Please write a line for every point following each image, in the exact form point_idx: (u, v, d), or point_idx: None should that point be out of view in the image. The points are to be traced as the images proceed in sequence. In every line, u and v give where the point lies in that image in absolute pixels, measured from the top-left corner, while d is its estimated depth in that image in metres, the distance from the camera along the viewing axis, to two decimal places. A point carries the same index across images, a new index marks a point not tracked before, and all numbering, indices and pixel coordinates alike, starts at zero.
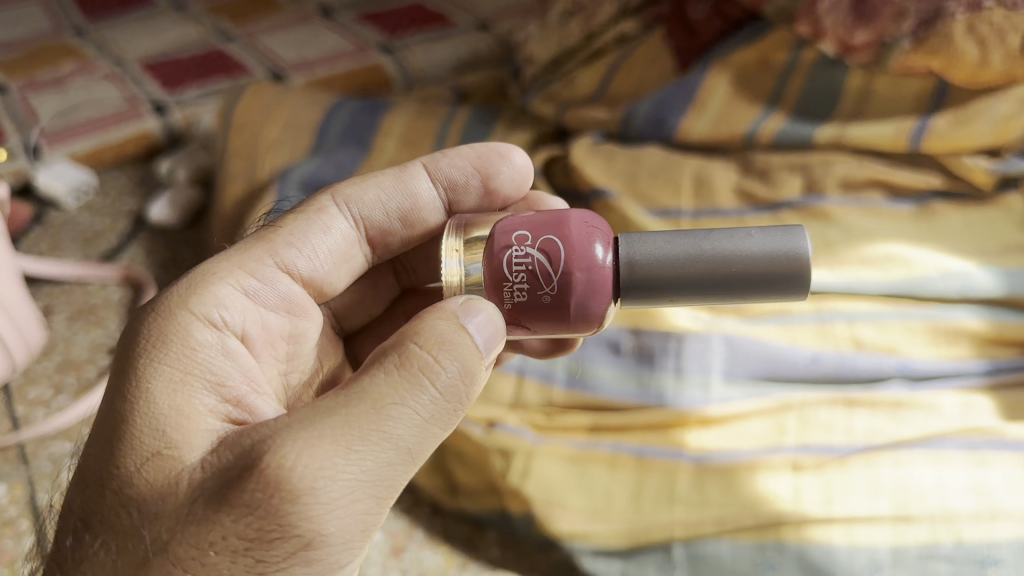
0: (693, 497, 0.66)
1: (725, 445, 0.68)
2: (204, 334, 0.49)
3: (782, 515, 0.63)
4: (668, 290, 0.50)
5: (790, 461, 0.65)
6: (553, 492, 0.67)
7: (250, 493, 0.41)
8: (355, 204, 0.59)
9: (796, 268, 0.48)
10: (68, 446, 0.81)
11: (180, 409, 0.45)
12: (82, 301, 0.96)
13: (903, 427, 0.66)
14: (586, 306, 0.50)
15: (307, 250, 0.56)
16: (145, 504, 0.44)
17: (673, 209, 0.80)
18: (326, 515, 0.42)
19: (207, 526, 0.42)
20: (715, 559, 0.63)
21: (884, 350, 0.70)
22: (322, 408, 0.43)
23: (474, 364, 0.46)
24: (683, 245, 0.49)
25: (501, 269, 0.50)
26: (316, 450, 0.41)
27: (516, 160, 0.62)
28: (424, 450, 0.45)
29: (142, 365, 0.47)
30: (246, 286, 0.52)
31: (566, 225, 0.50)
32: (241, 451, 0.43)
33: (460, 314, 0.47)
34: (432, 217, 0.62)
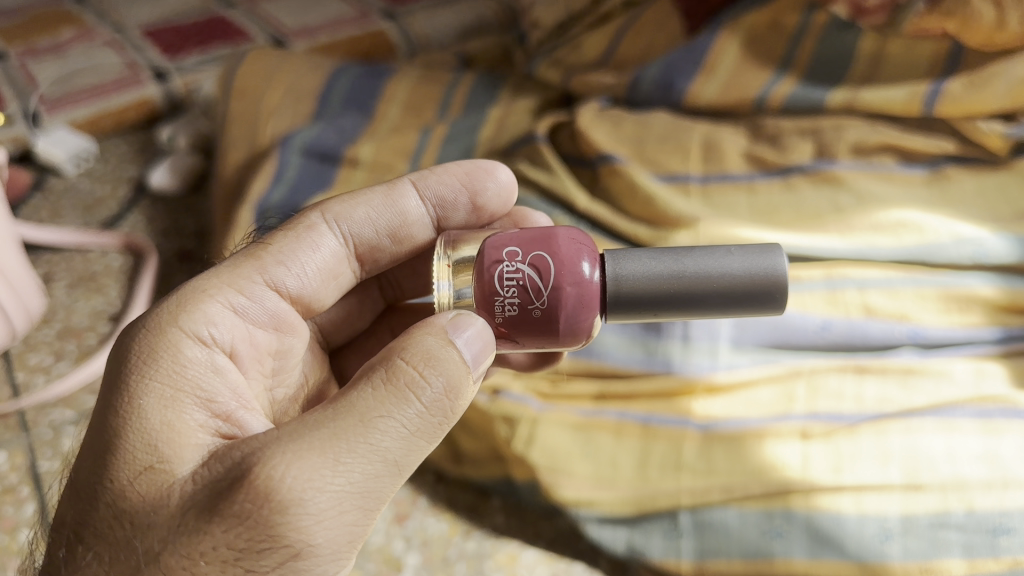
0: (700, 464, 0.65)
1: (732, 413, 0.67)
2: (194, 351, 0.48)
3: (790, 483, 0.62)
4: (652, 307, 0.50)
5: (799, 430, 0.65)
6: (557, 460, 0.67)
7: (239, 504, 0.40)
8: (346, 221, 0.58)
9: (774, 286, 0.48)
10: (70, 413, 0.81)
11: (172, 425, 0.44)
12: (83, 268, 0.95)
13: (914, 394, 0.66)
14: (576, 320, 0.49)
15: (296, 267, 0.55)
16: (137, 517, 0.42)
17: (681, 174, 0.79)
18: (313, 524, 0.41)
19: (198, 538, 0.41)
20: (721, 525, 0.62)
21: (895, 318, 0.68)
22: (308, 421, 0.42)
23: (461, 380, 0.45)
24: (665, 264, 0.50)
25: (490, 284, 0.50)
26: (304, 462, 0.41)
27: (502, 177, 0.62)
28: (412, 461, 0.44)
29: (131, 381, 0.46)
30: (235, 304, 0.51)
31: (554, 241, 0.49)
32: (232, 463, 0.42)
33: (449, 330, 0.46)
34: (421, 233, 0.61)
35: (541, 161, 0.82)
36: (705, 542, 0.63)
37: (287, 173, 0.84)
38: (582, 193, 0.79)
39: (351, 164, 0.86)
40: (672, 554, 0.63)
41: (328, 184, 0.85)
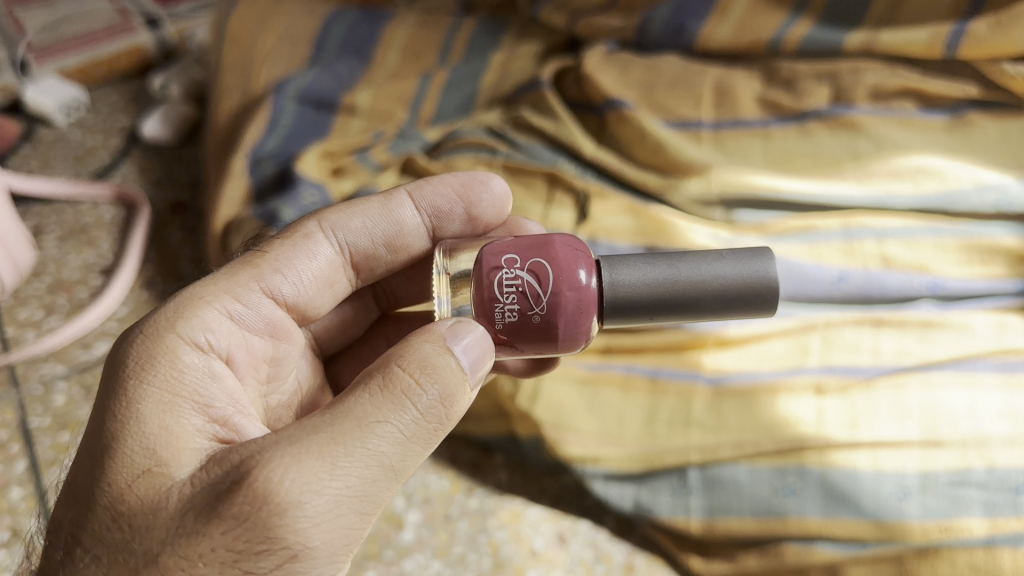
0: (710, 420, 0.63)
1: (744, 366, 0.65)
2: (191, 357, 0.46)
3: (804, 439, 0.60)
4: (645, 311, 0.48)
5: (813, 384, 0.62)
6: (564, 416, 0.64)
7: (238, 506, 0.38)
8: (342, 229, 0.56)
9: (765, 293, 0.47)
10: (61, 368, 0.79)
11: (170, 429, 0.43)
12: (75, 221, 0.93)
13: (933, 348, 0.63)
14: (575, 326, 0.48)
15: (292, 275, 0.53)
16: (136, 521, 0.40)
17: (692, 121, 0.76)
18: (311, 527, 0.39)
19: (196, 540, 0.39)
20: (732, 483, 0.60)
21: (915, 268, 0.66)
22: (306, 426, 0.40)
23: (458, 388, 0.43)
24: (658, 269, 0.48)
25: (488, 291, 0.47)
26: (302, 466, 0.39)
27: (496, 188, 0.59)
28: (409, 465, 0.42)
29: (126, 385, 0.44)
30: (231, 311, 0.50)
31: (552, 247, 0.47)
32: (230, 467, 0.40)
33: (447, 337, 0.44)
34: (416, 243, 0.59)
35: (546, 108, 0.79)
36: (715, 500, 0.61)
37: (282, 120, 0.82)
38: (588, 141, 0.76)
39: (348, 112, 0.83)
40: (680, 512, 0.61)
41: (324, 133, 0.82)
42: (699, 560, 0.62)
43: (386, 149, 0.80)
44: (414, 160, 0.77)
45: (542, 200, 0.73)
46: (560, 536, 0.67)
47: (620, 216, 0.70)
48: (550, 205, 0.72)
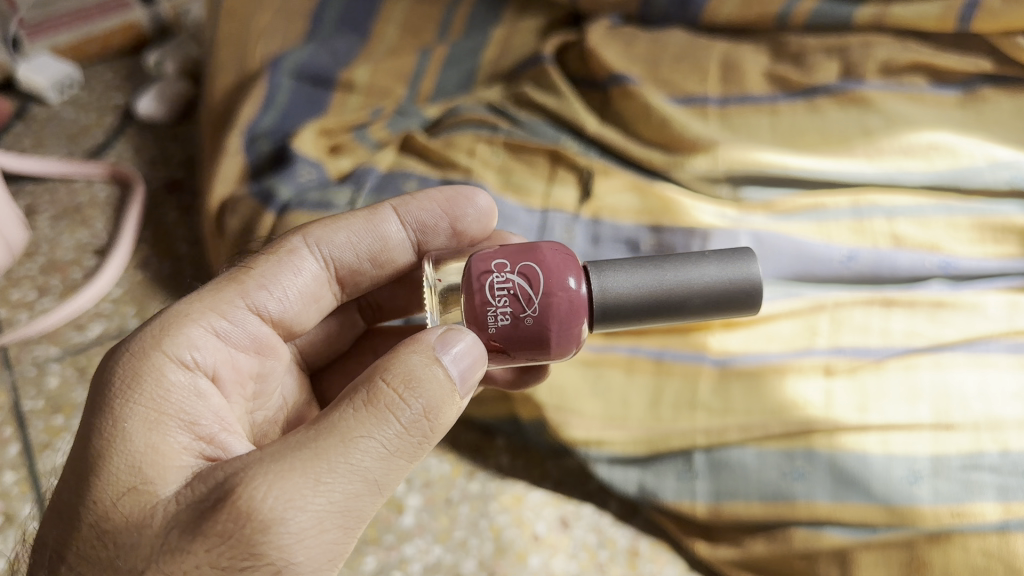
0: (716, 402, 0.62)
1: (750, 347, 0.63)
2: (176, 375, 0.45)
3: (812, 421, 0.59)
4: (636, 315, 0.50)
5: (822, 365, 0.61)
6: (566, 398, 0.63)
7: (222, 523, 0.38)
8: (327, 244, 0.55)
9: (749, 291, 0.50)
10: (55, 350, 0.77)
11: (156, 447, 0.42)
12: (68, 200, 0.91)
13: (944, 329, 0.62)
14: (567, 328, 0.48)
15: (279, 291, 0.52)
16: (120, 539, 0.39)
17: (699, 96, 0.74)
18: (295, 542, 0.38)
19: (180, 557, 0.38)
20: (739, 466, 0.59)
21: (926, 248, 0.64)
22: (290, 443, 0.40)
23: (444, 401, 0.43)
24: (646, 273, 0.50)
25: (478, 297, 0.48)
26: (285, 482, 0.38)
27: (482, 202, 0.59)
28: (393, 478, 0.41)
29: (112, 403, 0.43)
30: (216, 328, 0.49)
31: (540, 251, 0.48)
32: (214, 484, 0.40)
33: (437, 347, 0.44)
34: (401, 257, 0.59)
35: (549, 84, 0.77)
36: (721, 484, 0.59)
37: (279, 97, 0.79)
38: (591, 117, 0.74)
39: (345, 88, 0.81)
40: (686, 496, 0.60)
41: (322, 110, 0.80)
42: (704, 545, 0.61)
43: (386, 127, 0.79)
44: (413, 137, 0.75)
45: (544, 178, 0.71)
46: (562, 519, 0.66)
47: (625, 194, 0.69)
48: (552, 182, 0.71)
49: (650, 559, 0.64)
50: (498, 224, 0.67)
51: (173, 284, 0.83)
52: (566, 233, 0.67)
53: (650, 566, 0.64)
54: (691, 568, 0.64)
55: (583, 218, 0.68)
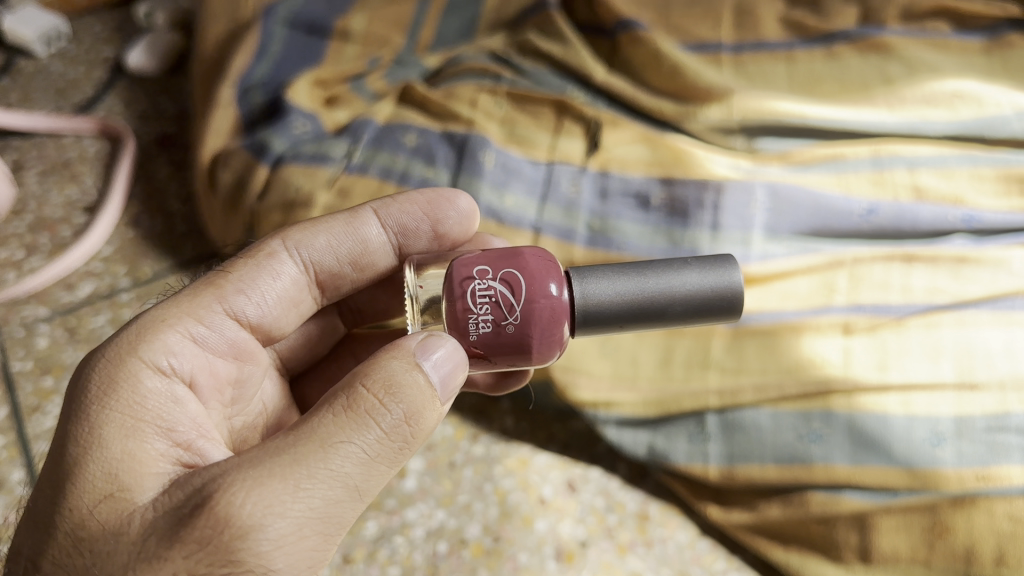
0: (730, 362, 0.59)
1: (764, 305, 0.60)
2: (153, 382, 0.42)
3: (830, 381, 0.56)
4: (612, 321, 0.46)
5: (841, 324, 0.58)
6: (574, 359, 0.60)
7: (199, 530, 0.35)
8: (306, 248, 0.52)
9: (730, 300, 0.46)
10: (44, 310, 0.75)
11: (133, 454, 0.39)
12: (56, 156, 0.88)
13: (968, 286, 0.59)
14: (549, 337, 0.45)
15: (256, 295, 0.50)
16: (97, 549, 0.37)
17: (712, 43, 0.71)
18: (274, 550, 0.36)
19: (156, 564, 0.36)
20: (753, 428, 0.57)
21: (949, 201, 0.62)
22: (267, 448, 0.37)
23: (424, 406, 0.40)
24: (622, 280, 0.46)
25: (458, 304, 0.44)
26: (264, 488, 0.36)
27: (463, 205, 0.55)
28: (374, 484, 0.39)
29: (86, 408, 0.40)
30: (194, 334, 0.46)
31: (523, 257, 0.45)
32: (192, 490, 0.37)
33: (418, 352, 0.41)
34: (383, 261, 0.56)
35: (554, 32, 0.74)
36: (734, 447, 0.58)
37: (273, 47, 0.76)
38: (599, 66, 0.72)
39: (342, 37, 0.78)
40: (697, 459, 0.59)
41: (317, 59, 0.77)
42: (716, 509, 0.60)
43: (383, 78, 0.76)
44: (413, 88, 0.72)
45: (550, 130, 0.68)
46: (569, 483, 0.64)
47: (634, 145, 0.66)
48: (558, 135, 0.68)
49: (660, 524, 0.62)
50: (503, 178, 0.65)
51: (166, 243, 0.80)
52: (573, 186, 0.65)
53: (661, 531, 0.62)
54: (703, 533, 0.62)
55: (591, 170, 0.65)
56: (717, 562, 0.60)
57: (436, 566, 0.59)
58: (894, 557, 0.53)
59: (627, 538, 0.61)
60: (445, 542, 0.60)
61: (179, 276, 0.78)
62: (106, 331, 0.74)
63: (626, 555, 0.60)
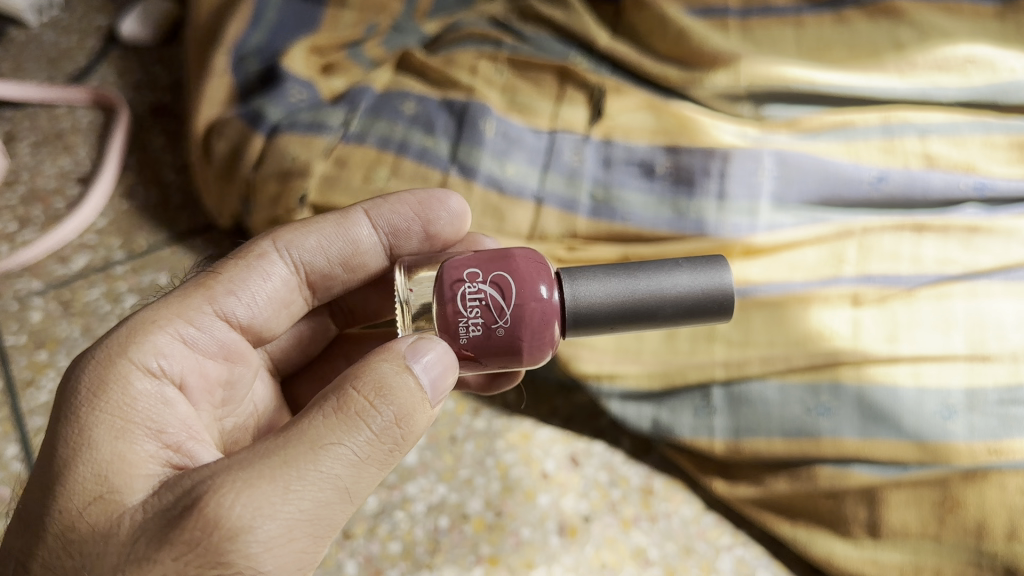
0: (736, 334, 0.58)
1: (772, 276, 0.59)
2: (143, 383, 0.41)
3: (838, 353, 0.55)
4: (602, 323, 0.45)
5: (849, 295, 0.57)
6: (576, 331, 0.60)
7: (188, 531, 0.34)
8: (297, 248, 0.51)
9: (722, 302, 0.44)
10: (38, 284, 0.73)
11: (123, 456, 0.38)
12: (49, 126, 0.86)
13: (979, 256, 0.58)
14: (540, 340, 0.43)
15: (247, 296, 0.49)
16: (87, 551, 0.36)
17: (718, 6, 0.69)
18: (263, 552, 0.35)
19: (145, 566, 0.35)
20: (760, 401, 0.56)
21: (961, 169, 0.60)
22: (257, 450, 0.36)
23: (416, 408, 0.39)
24: (610, 282, 0.45)
25: (446, 307, 0.43)
26: (253, 490, 0.35)
27: (454, 205, 0.54)
28: (365, 486, 0.38)
29: (76, 411, 0.39)
30: (185, 335, 0.45)
31: (514, 259, 0.43)
32: (182, 492, 0.36)
33: (407, 355, 0.40)
34: (374, 262, 0.54)
35: None
36: (741, 420, 0.56)
37: (268, 13, 0.74)
38: (603, 32, 0.70)
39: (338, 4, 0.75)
40: (703, 433, 0.57)
41: (314, 27, 0.74)
42: (722, 484, 0.59)
43: (381, 44, 0.75)
44: (411, 54, 0.71)
45: (552, 97, 0.67)
46: (572, 457, 0.63)
47: (638, 113, 0.65)
48: (560, 103, 0.67)
49: (664, 498, 0.61)
50: (504, 147, 0.64)
51: (161, 215, 0.79)
52: (575, 155, 0.64)
53: (665, 505, 0.61)
54: (708, 507, 0.61)
55: (594, 139, 0.64)
56: (722, 536, 0.60)
57: (437, 542, 0.58)
58: (904, 532, 0.52)
59: (630, 513, 0.60)
60: (446, 517, 0.59)
61: (175, 249, 0.76)
62: (102, 304, 0.72)
63: (630, 530, 0.60)
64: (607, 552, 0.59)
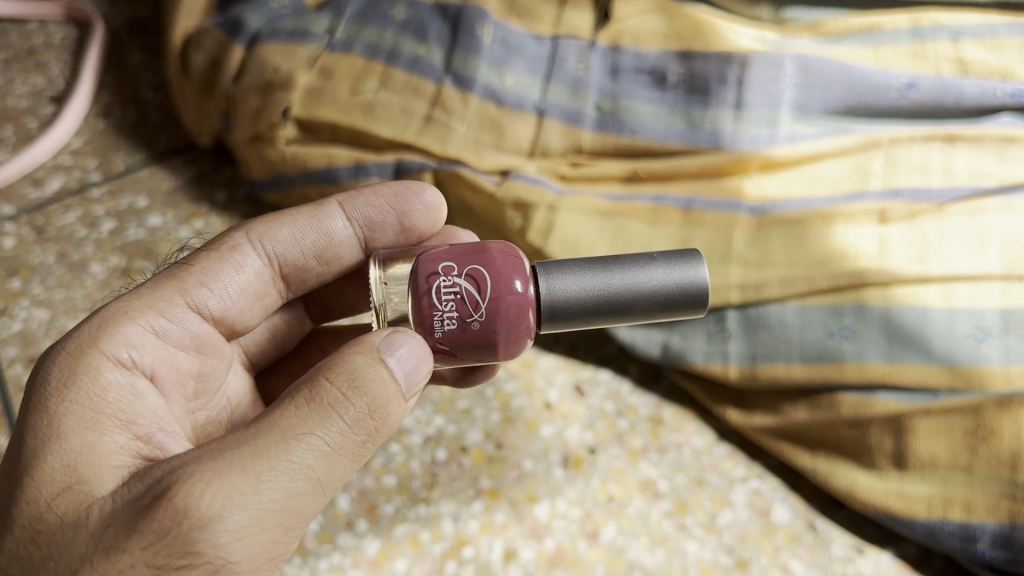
0: (753, 255, 0.53)
1: (793, 193, 0.55)
2: (114, 374, 0.38)
3: (863, 273, 0.51)
4: (578, 318, 0.43)
5: (876, 211, 0.53)
6: (581, 253, 0.55)
7: (157, 521, 0.32)
8: (271, 240, 0.49)
9: (696, 297, 0.43)
10: (10, 209, 0.69)
11: (93, 447, 0.36)
12: (20, 42, 0.81)
13: (1015, 169, 0.54)
14: (516, 339, 0.41)
15: (219, 288, 0.46)
16: (55, 543, 0.34)
17: None
18: (233, 541, 0.33)
19: (113, 555, 0.33)
20: (779, 325, 0.52)
21: (997, 76, 0.56)
22: (228, 440, 0.35)
23: (389, 401, 0.37)
24: (586, 275, 0.43)
25: (420, 302, 0.41)
26: (223, 479, 0.33)
27: (430, 198, 0.52)
28: (339, 477, 0.36)
29: (44, 401, 0.37)
30: (156, 327, 0.42)
31: (489, 253, 0.41)
32: (151, 482, 0.34)
33: (381, 347, 0.38)
34: (349, 255, 0.52)
35: None
36: (758, 346, 0.53)
37: None
38: None
39: None
40: (716, 359, 0.54)
41: None
42: (736, 413, 0.55)
43: None
44: None
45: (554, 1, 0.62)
46: (577, 386, 0.60)
47: (648, 16, 0.60)
48: (563, 7, 0.62)
49: (674, 429, 0.58)
50: (505, 55, 0.59)
51: (139, 135, 0.74)
52: (581, 63, 0.59)
53: (675, 436, 0.58)
54: (721, 438, 0.58)
55: (600, 45, 0.59)
56: (736, 469, 0.56)
57: (435, 475, 0.55)
58: (932, 463, 0.49)
59: (639, 444, 0.57)
60: (444, 449, 0.56)
61: (153, 170, 0.72)
62: (77, 229, 0.68)
63: (639, 461, 0.56)
64: (614, 484, 0.55)
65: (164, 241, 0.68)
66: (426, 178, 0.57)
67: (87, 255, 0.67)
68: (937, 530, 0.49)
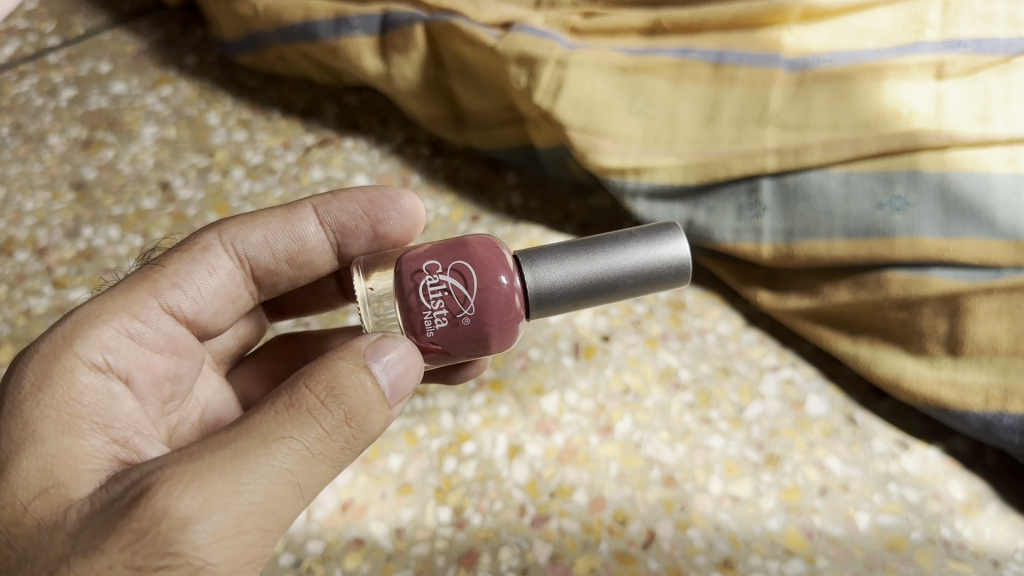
0: (792, 114, 0.47)
1: (838, 44, 0.47)
2: (89, 377, 0.34)
3: (918, 133, 0.44)
4: (567, 305, 0.40)
5: (933, 65, 0.46)
6: (594, 114, 0.49)
7: (133, 520, 0.28)
8: (242, 242, 0.43)
9: (676, 271, 0.40)
10: None
11: (70, 452, 0.31)
12: None
13: None
14: (507, 329, 0.37)
15: (192, 290, 0.41)
16: (29, 547, 0.30)
17: None
18: (212, 543, 0.29)
19: (90, 556, 0.28)
20: (821, 195, 0.46)
21: None
22: (207, 441, 0.30)
23: (372, 410, 0.33)
24: (570, 260, 0.39)
25: (407, 303, 0.37)
26: (200, 482, 0.29)
27: (407, 204, 0.46)
28: (320, 485, 0.32)
29: (15, 406, 0.32)
30: (131, 331, 0.37)
31: (471, 245, 0.37)
32: (130, 483, 0.30)
33: (367, 353, 0.34)
34: (323, 261, 0.46)
35: None
36: (795, 221, 0.47)
37: None
38: None
39: None
40: (746, 236, 0.49)
41: None
42: (768, 296, 0.51)
43: None
44: None
45: None
46: None
47: None
48: None
49: (698, 313, 0.52)
50: None
51: None
52: None
53: (698, 322, 0.52)
54: (750, 324, 0.52)
55: None
56: (767, 356, 0.51)
57: None
58: (991, 349, 0.43)
59: (658, 330, 0.52)
60: None
61: (117, 33, 0.65)
62: (34, 97, 0.61)
63: (657, 349, 0.51)
64: (630, 374, 0.50)
65: (129, 110, 0.61)
66: (417, 31, 0.52)
67: (45, 127, 0.60)
68: (995, 423, 0.43)
